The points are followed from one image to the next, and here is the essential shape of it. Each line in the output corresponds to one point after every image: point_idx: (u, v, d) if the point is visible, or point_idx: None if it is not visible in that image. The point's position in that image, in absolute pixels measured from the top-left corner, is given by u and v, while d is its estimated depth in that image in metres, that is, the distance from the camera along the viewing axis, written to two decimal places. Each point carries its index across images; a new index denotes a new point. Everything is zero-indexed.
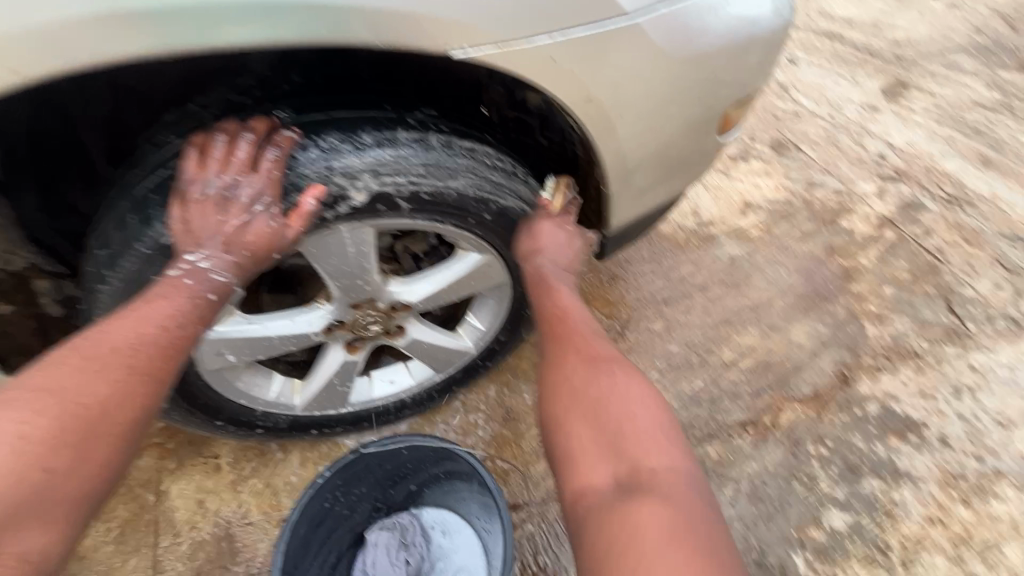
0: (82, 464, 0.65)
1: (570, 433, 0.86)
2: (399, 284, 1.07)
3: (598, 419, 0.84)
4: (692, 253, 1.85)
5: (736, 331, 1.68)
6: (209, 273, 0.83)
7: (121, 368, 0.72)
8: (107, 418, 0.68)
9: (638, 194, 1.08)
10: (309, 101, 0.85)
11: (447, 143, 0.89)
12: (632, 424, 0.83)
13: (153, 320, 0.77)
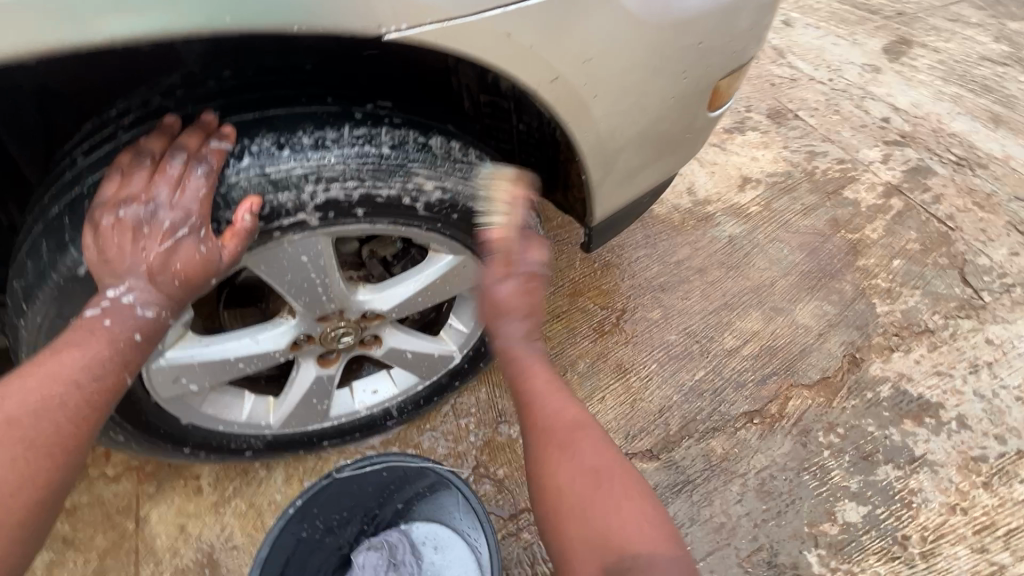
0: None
1: (550, 497, 0.73)
2: (369, 292, 0.99)
3: (570, 491, 0.72)
4: (689, 235, 1.76)
5: (738, 315, 1.59)
6: (133, 309, 0.73)
7: (18, 441, 0.62)
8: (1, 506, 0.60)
9: (623, 178, 0.98)
10: (241, 98, 0.76)
11: (399, 139, 0.80)
12: (618, 502, 0.70)
13: (65, 375, 0.67)
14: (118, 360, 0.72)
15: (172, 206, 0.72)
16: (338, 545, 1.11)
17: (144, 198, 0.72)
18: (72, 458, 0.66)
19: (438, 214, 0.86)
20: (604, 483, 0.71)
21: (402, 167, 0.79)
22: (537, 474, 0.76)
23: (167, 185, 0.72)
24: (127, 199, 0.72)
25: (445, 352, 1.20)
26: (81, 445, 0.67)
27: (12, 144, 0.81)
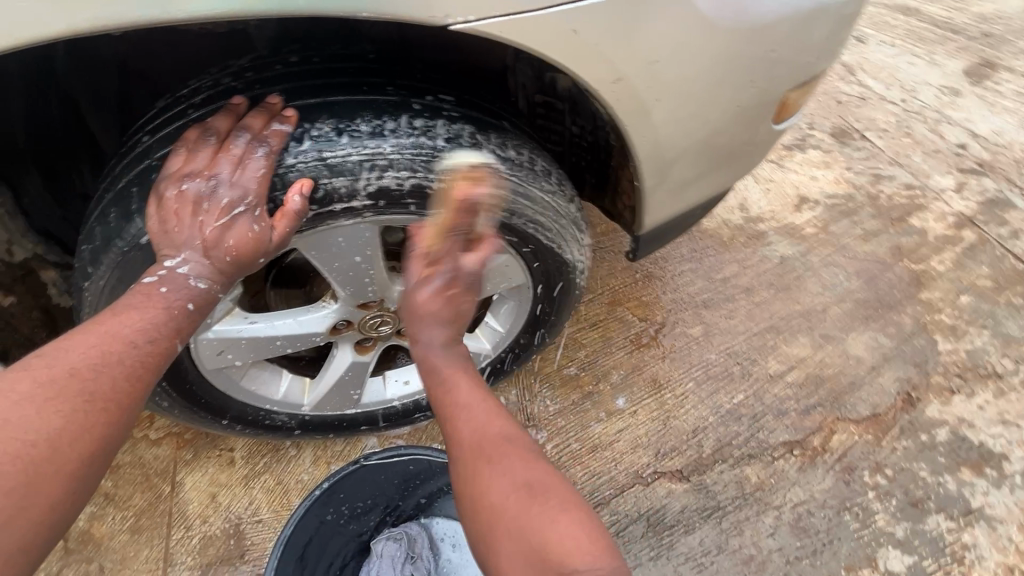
0: (23, 511, 0.56)
1: (478, 509, 0.69)
2: None
3: (500, 506, 0.67)
4: (738, 252, 1.69)
5: (785, 340, 1.52)
6: (186, 279, 0.75)
7: (77, 394, 0.63)
8: (57, 455, 0.59)
9: (676, 188, 0.95)
10: (305, 83, 0.78)
11: (455, 132, 0.80)
12: (541, 499, 0.67)
13: (124, 335, 0.69)
14: (172, 326, 0.74)
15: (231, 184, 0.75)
16: (358, 532, 1.11)
17: (207, 174, 0.75)
18: (127, 414, 0.66)
19: None
20: (529, 480, 0.69)
21: (455, 160, 0.79)
22: (476, 495, 0.70)
23: (228, 163, 0.74)
24: (191, 174, 0.75)
25: (479, 349, 1.20)
26: (136, 402, 0.68)
27: (93, 119, 0.86)
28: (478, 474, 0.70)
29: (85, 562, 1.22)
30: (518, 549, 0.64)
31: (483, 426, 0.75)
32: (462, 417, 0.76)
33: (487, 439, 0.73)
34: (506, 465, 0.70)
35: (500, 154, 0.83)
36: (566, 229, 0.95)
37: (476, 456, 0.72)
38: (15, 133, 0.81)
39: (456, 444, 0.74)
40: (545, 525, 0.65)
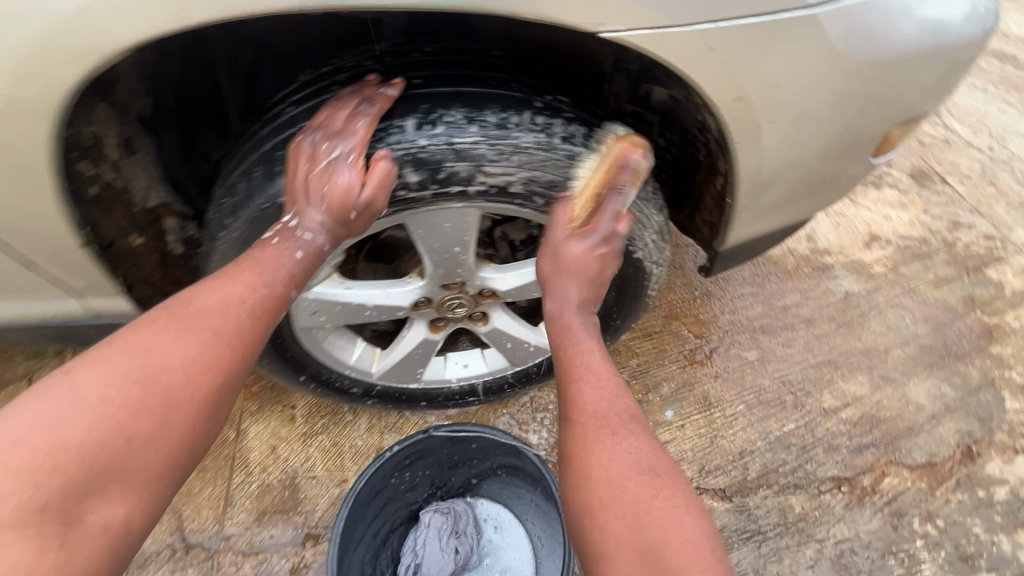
0: (162, 430, 0.69)
1: (593, 487, 0.75)
2: (493, 270, 1.05)
3: (621, 488, 0.73)
4: (802, 281, 1.67)
5: (842, 375, 1.50)
6: (296, 232, 0.85)
7: (206, 331, 0.75)
8: (187, 385, 0.71)
9: (764, 209, 0.97)
10: (437, 72, 0.84)
11: (569, 133, 0.85)
12: (664, 493, 0.74)
13: (240, 284, 0.81)
14: (288, 276, 0.84)
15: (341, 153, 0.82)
16: (409, 500, 1.17)
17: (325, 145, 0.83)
18: (247, 350, 0.78)
19: (584, 210, 0.89)
20: (654, 468, 0.76)
21: (567, 160, 0.84)
22: (580, 462, 0.77)
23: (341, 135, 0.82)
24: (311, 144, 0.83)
25: (541, 343, 1.23)
26: (253, 340, 0.79)
27: (228, 89, 0.95)
28: (598, 447, 0.77)
29: None
30: (632, 536, 0.70)
31: (605, 404, 0.81)
32: (591, 399, 0.82)
33: (612, 423, 0.80)
34: (615, 446, 0.77)
35: (606, 159, 0.87)
36: (650, 236, 0.99)
37: (591, 431, 0.79)
38: (165, 93, 0.89)
39: (578, 412, 0.81)
40: (660, 513, 0.71)
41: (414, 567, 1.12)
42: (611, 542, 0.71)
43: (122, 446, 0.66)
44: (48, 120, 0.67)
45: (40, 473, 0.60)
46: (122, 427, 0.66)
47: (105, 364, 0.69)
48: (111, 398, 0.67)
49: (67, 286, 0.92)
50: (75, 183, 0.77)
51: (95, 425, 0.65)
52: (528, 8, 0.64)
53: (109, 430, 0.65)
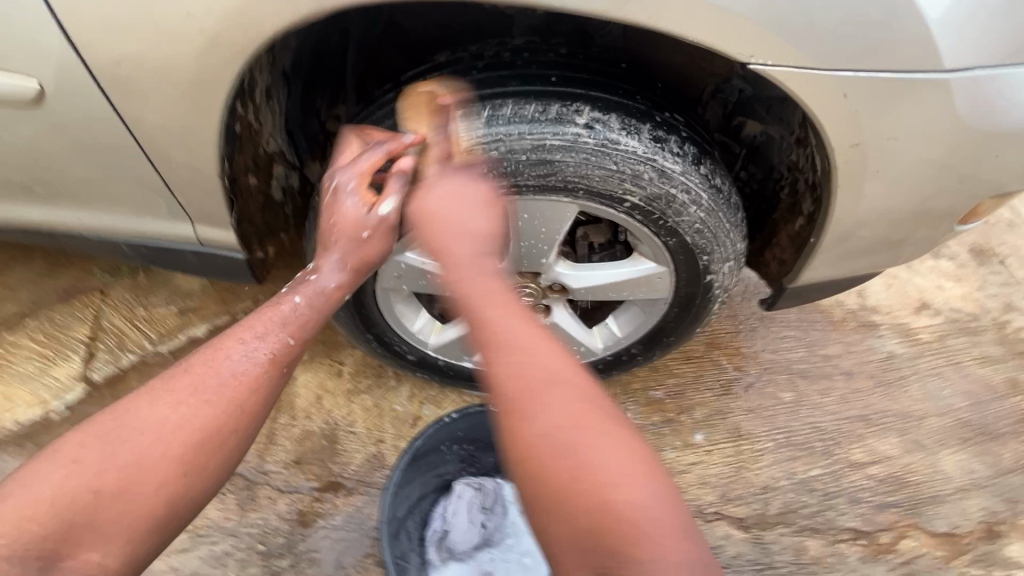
0: (132, 491, 0.69)
1: (506, 410, 0.68)
2: (567, 268, 1.09)
3: (506, 392, 0.69)
4: (846, 334, 1.68)
5: (874, 432, 1.52)
6: (341, 198, 0.84)
7: (184, 392, 0.74)
8: (160, 446, 0.71)
9: (845, 255, 1.03)
10: (573, 73, 0.90)
11: (683, 151, 0.90)
12: (528, 383, 0.68)
13: (237, 345, 0.78)
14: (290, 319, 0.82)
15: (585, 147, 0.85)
16: (443, 470, 1.22)
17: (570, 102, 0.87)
18: (236, 414, 0.75)
19: (678, 228, 0.93)
20: (524, 361, 0.69)
21: (676, 179, 0.88)
22: (507, 393, 0.68)
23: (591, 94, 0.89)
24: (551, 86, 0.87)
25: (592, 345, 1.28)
26: (243, 400, 0.76)
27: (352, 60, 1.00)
28: (489, 372, 0.70)
29: None
30: (520, 457, 0.67)
31: (493, 299, 0.74)
32: (499, 319, 0.71)
33: (494, 318, 0.72)
34: (547, 384, 0.68)
35: (711, 182, 0.92)
36: (727, 263, 1.02)
37: (493, 346, 0.70)
38: (303, 53, 0.95)
39: (492, 382, 0.70)
40: (539, 406, 0.67)
41: (441, 534, 1.18)
42: (533, 471, 0.67)
43: (90, 503, 0.67)
44: (231, 57, 0.75)
45: (25, 525, 0.64)
46: (96, 485, 0.68)
47: (91, 431, 0.71)
48: (81, 459, 0.69)
49: (183, 206, 1.00)
50: (230, 117, 0.85)
51: (71, 481, 0.67)
52: (696, 33, 0.71)
53: (82, 485, 0.67)
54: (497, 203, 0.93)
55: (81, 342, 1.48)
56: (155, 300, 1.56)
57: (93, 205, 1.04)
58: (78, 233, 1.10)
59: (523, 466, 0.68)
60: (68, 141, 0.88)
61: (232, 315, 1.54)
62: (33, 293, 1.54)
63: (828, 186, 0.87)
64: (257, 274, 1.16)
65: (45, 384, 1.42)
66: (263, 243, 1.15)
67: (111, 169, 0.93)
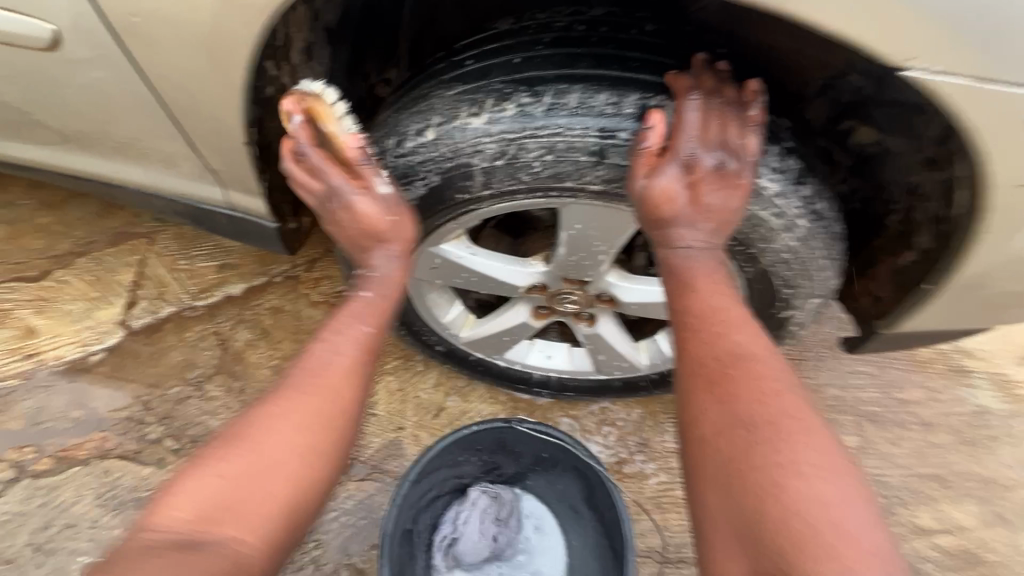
0: (277, 476, 0.69)
1: (696, 435, 0.63)
2: (618, 278, 0.97)
3: (748, 449, 0.58)
4: (932, 378, 1.46)
5: (947, 496, 1.33)
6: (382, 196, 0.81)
7: (309, 385, 0.75)
8: (295, 435, 0.72)
9: (962, 308, 0.87)
10: (658, 56, 0.74)
11: (786, 166, 0.73)
12: (828, 474, 0.56)
13: (334, 346, 0.79)
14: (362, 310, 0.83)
15: (709, 203, 0.71)
16: (460, 473, 1.16)
17: (698, 146, 0.70)
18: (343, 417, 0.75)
19: (764, 259, 0.78)
20: (776, 424, 0.59)
21: (771, 201, 0.73)
22: (703, 421, 0.63)
23: (742, 129, 0.70)
24: (682, 124, 0.69)
25: (636, 361, 1.16)
26: (352, 393, 0.77)
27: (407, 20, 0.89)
28: (696, 409, 0.64)
29: (232, 379, 1.38)
30: (743, 514, 0.56)
31: (754, 351, 0.64)
32: (717, 348, 0.65)
33: (772, 386, 0.62)
34: (797, 441, 0.57)
35: (815, 208, 0.75)
36: (813, 300, 0.86)
37: (738, 400, 0.61)
38: (352, 8, 0.84)
39: (692, 363, 0.66)
40: (805, 474, 0.55)
41: (451, 540, 1.12)
42: (714, 504, 0.60)
43: (228, 497, 0.67)
44: (257, 15, 0.68)
45: (174, 515, 0.64)
46: (235, 473, 0.68)
47: (228, 434, 0.72)
48: (225, 465, 0.68)
49: (212, 169, 0.95)
50: (258, 81, 0.78)
51: (213, 474, 0.68)
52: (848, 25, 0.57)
53: (223, 475, 0.68)
54: (547, 204, 0.79)
55: (124, 288, 1.49)
56: (196, 252, 1.54)
57: (130, 157, 1.00)
58: (120, 183, 1.08)
59: (730, 518, 0.58)
60: (104, 90, 0.84)
61: (268, 277, 1.49)
62: (84, 232, 1.55)
63: (973, 232, 0.73)
64: (288, 245, 1.09)
65: (88, 325, 1.44)
66: (296, 213, 1.07)
67: (145, 124, 0.89)
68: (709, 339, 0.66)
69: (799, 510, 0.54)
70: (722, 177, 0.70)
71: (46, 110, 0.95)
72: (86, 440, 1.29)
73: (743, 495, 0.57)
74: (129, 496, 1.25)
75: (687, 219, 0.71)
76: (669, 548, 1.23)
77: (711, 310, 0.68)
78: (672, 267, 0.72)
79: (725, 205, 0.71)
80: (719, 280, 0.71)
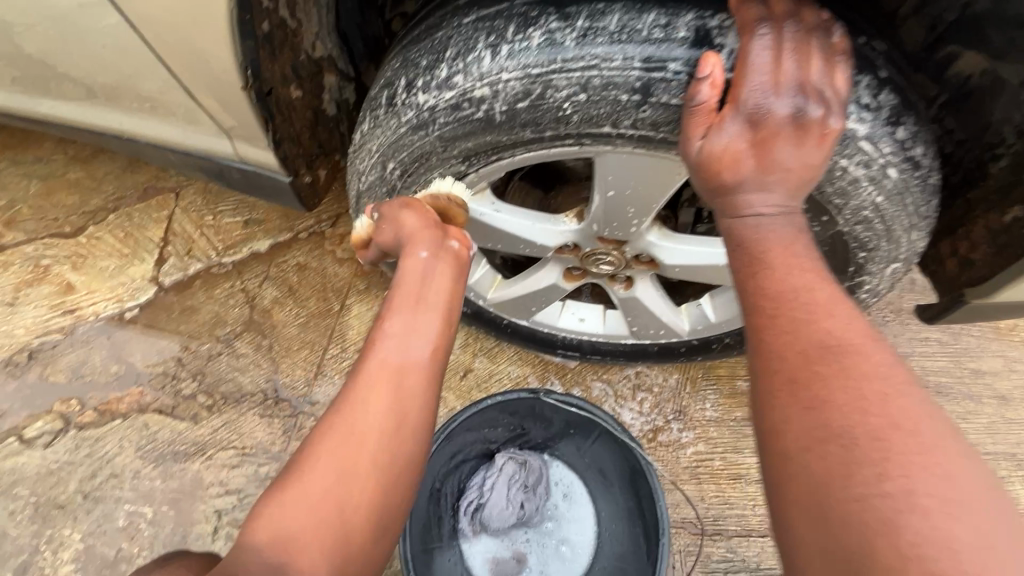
0: (337, 515, 0.54)
1: (776, 448, 0.48)
2: (661, 238, 0.87)
3: (848, 470, 0.43)
4: (1014, 348, 1.30)
5: (1020, 476, 1.22)
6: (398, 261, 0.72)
7: (379, 432, 0.58)
8: (349, 479, 0.55)
9: None
10: None
11: (880, 102, 0.58)
12: (965, 512, 0.40)
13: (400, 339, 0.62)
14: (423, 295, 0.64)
15: (782, 160, 0.56)
16: (489, 438, 1.12)
17: (772, 89, 0.55)
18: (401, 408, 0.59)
19: (837, 217, 0.66)
20: (888, 440, 0.43)
21: (855, 146, 0.59)
22: (786, 431, 0.48)
23: (826, 67, 0.56)
24: (749, 63, 0.55)
25: (676, 326, 1.07)
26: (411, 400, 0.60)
27: None
28: (776, 416, 0.49)
29: (261, 337, 1.37)
30: (850, 562, 0.40)
31: (852, 343, 0.49)
32: (800, 337, 0.50)
33: (881, 389, 0.46)
34: (920, 459, 0.42)
35: (913, 155, 0.60)
36: (896, 265, 0.73)
37: (830, 403, 0.46)
38: None
39: (773, 356, 0.51)
40: (930, 512, 0.40)
41: (477, 505, 1.09)
42: (804, 540, 0.44)
43: (292, 531, 0.52)
44: None
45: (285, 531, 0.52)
46: (320, 499, 0.54)
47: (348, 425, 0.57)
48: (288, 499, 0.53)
49: (216, 118, 0.89)
50: (249, 12, 0.70)
51: (324, 485, 0.54)
52: None
53: (304, 508, 0.53)
54: (580, 153, 0.67)
55: (155, 244, 1.48)
56: (222, 208, 1.50)
57: (137, 107, 0.95)
58: (131, 137, 1.03)
59: (829, 565, 0.42)
60: (98, 33, 0.78)
61: (293, 233, 1.45)
62: (114, 188, 1.54)
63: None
64: (305, 201, 1.04)
65: (122, 281, 1.44)
66: (311, 166, 1.00)
67: (143, 69, 0.83)
68: (787, 326, 0.52)
69: (935, 562, 0.38)
70: (800, 128, 0.56)
71: (49, 58, 0.89)
72: (126, 394, 1.33)
73: (846, 535, 0.41)
74: (168, 449, 1.29)
75: (755, 182, 0.57)
76: (706, 519, 1.17)
77: (790, 288, 0.53)
78: (740, 239, 0.57)
79: (803, 163, 0.57)
80: (797, 253, 0.55)
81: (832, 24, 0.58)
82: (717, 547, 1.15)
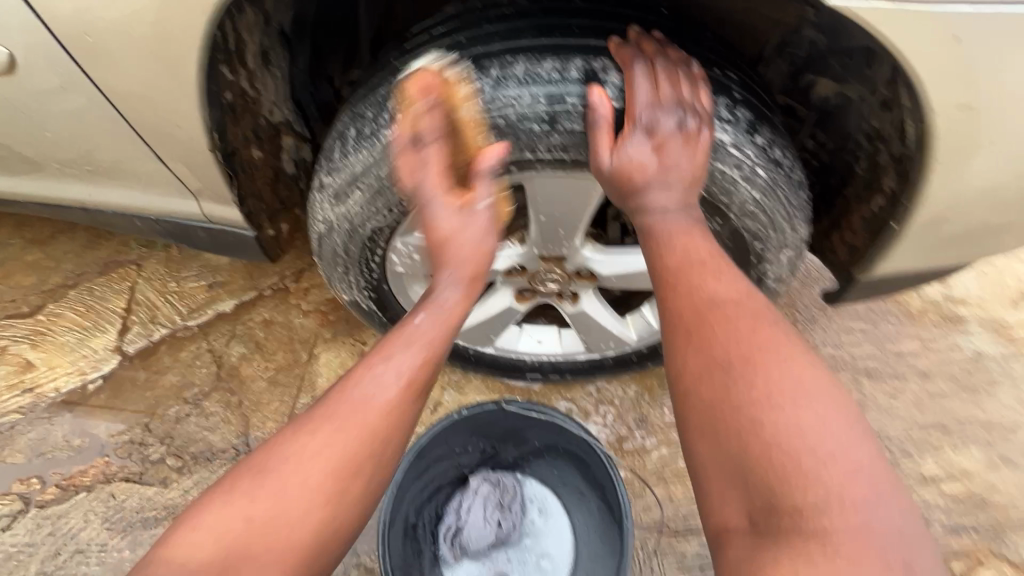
0: (282, 516, 0.63)
1: (682, 383, 0.63)
2: (595, 252, 0.98)
3: (729, 390, 0.58)
4: (925, 330, 1.46)
5: (950, 443, 1.34)
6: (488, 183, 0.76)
7: (334, 453, 0.66)
8: (301, 496, 0.64)
9: (935, 244, 0.90)
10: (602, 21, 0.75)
11: (737, 117, 0.74)
12: (809, 401, 0.56)
13: (370, 373, 0.70)
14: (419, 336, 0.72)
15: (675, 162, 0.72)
16: (461, 462, 1.16)
17: (654, 109, 0.72)
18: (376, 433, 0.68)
19: (727, 214, 0.79)
20: (755, 360, 0.59)
21: (724, 152, 0.73)
22: (687, 369, 0.62)
23: (693, 88, 0.72)
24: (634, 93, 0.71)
25: (624, 336, 1.16)
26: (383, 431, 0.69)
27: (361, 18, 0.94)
28: (680, 360, 0.63)
29: (230, 394, 1.39)
30: (735, 454, 0.56)
31: (729, 297, 0.65)
32: (694, 298, 0.65)
33: (750, 325, 0.62)
34: (777, 370, 0.58)
35: (773, 157, 0.75)
36: (787, 252, 0.86)
37: (716, 342, 0.62)
38: (306, 15, 0.88)
39: (674, 315, 0.66)
40: (786, 407, 0.56)
41: (455, 529, 1.13)
42: (704, 447, 0.59)
43: (240, 540, 0.61)
44: (199, 17, 0.71)
45: (226, 536, 0.61)
46: (263, 506, 0.63)
47: (311, 450, 0.66)
48: (232, 506, 0.63)
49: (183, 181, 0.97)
50: (214, 86, 0.80)
51: (274, 494, 0.64)
52: None
53: (246, 507, 0.63)
54: (510, 178, 0.79)
55: (118, 314, 1.49)
56: (185, 274, 1.54)
57: (104, 179, 1.02)
58: (99, 208, 1.09)
59: (725, 461, 0.57)
60: (72, 114, 0.86)
61: (258, 291, 1.50)
62: (74, 265, 1.56)
63: (924, 159, 0.77)
64: (269, 252, 1.11)
65: (84, 354, 1.45)
66: (274, 220, 1.09)
67: (113, 144, 0.91)
68: (684, 292, 0.67)
69: (786, 438, 0.54)
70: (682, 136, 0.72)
71: (20, 141, 0.96)
72: (90, 466, 1.31)
73: (729, 437, 0.57)
74: (137, 517, 1.26)
75: (659, 180, 0.72)
76: (677, 518, 1.23)
77: (685, 264, 0.68)
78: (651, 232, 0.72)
79: (692, 163, 0.72)
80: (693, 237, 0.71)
81: (690, 58, 0.75)
82: (690, 544, 1.21)
